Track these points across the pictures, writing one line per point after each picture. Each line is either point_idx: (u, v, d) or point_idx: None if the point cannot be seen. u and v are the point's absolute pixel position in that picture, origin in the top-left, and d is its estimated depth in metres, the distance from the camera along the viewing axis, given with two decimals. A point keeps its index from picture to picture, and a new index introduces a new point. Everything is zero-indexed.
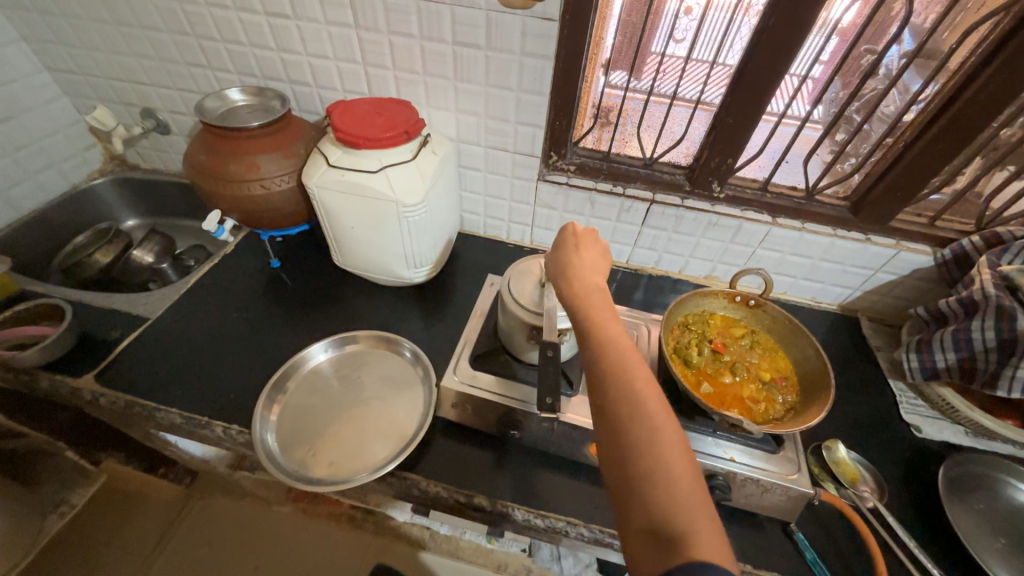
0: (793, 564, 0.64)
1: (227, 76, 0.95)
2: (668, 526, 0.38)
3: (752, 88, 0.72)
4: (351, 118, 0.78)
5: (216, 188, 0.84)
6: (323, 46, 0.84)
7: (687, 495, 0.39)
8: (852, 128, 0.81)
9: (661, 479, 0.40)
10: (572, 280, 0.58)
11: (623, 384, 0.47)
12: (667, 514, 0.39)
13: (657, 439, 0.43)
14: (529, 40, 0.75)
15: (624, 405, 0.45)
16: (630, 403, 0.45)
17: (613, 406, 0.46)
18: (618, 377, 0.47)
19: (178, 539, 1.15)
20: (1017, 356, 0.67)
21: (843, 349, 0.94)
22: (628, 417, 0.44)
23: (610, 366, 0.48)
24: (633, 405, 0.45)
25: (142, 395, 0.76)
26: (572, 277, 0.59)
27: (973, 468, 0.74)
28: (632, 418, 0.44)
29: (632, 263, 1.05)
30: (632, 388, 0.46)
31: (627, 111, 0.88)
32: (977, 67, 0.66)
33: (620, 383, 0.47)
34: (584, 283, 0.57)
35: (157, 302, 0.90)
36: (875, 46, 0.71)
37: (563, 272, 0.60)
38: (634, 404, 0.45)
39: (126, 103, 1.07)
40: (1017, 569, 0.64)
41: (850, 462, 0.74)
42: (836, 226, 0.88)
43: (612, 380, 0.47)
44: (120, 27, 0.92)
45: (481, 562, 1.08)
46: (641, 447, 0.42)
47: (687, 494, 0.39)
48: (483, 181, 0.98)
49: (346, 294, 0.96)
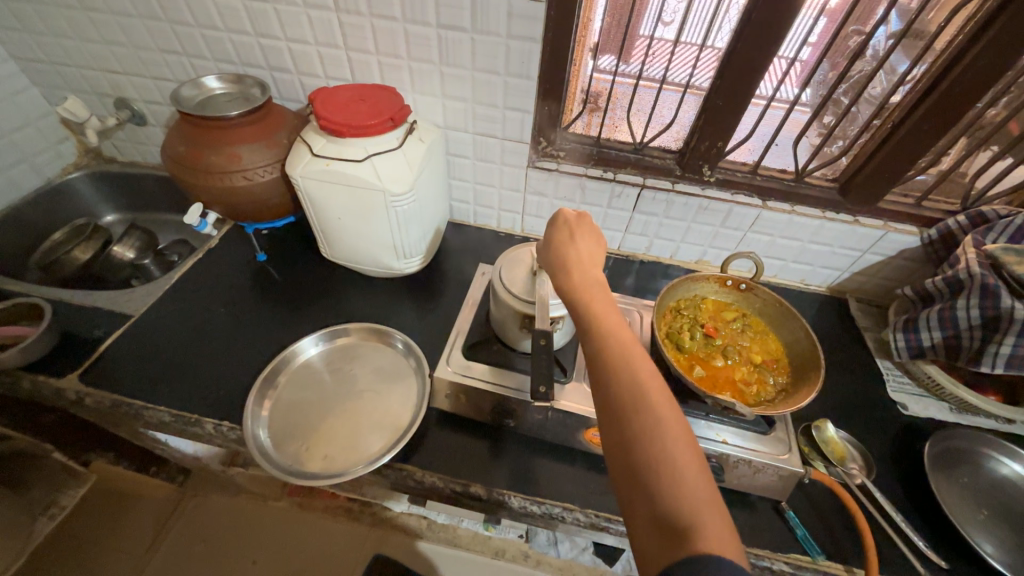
0: (785, 541, 0.65)
1: (204, 63, 0.91)
2: (674, 518, 0.39)
3: (740, 70, 0.72)
4: (334, 105, 0.75)
5: (197, 181, 0.81)
6: (303, 30, 0.81)
7: (693, 487, 0.40)
8: (840, 110, 0.81)
9: (667, 471, 0.41)
10: (570, 272, 0.58)
11: (627, 378, 0.46)
12: (673, 506, 0.39)
13: (662, 432, 0.43)
14: (516, 22, 0.73)
15: (627, 398, 0.45)
16: (634, 397, 0.45)
17: (617, 400, 0.46)
18: (622, 371, 0.47)
19: (173, 537, 1.14)
20: (1001, 333, 0.69)
21: (832, 330, 0.95)
22: (632, 409, 0.44)
23: (612, 360, 0.48)
24: (637, 398, 0.45)
25: (128, 394, 0.75)
26: (570, 268, 0.58)
27: (958, 443, 0.76)
28: (636, 411, 0.44)
29: (623, 249, 1.05)
30: (635, 381, 0.46)
31: (617, 95, 0.86)
32: (964, 47, 0.66)
33: (623, 377, 0.47)
34: (582, 275, 0.57)
35: (141, 299, 0.88)
36: (863, 26, 0.71)
37: (561, 265, 0.59)
38: (638, 397, 0.45)
39: (99, 93, 1.03)
40: (997, 538, 0.66)
41: (839, 440, 0.75)
42: (824, 208, 0.88)
43: (614, 373, 0.47)
44: (89, 13, 0.88)
45: (479, 548, 1.07)
46: (647, 441, 0.42)
47: (694, 486, 0.40)
48: (472, 169, 0.96)
49: (335, 286, 0.94)
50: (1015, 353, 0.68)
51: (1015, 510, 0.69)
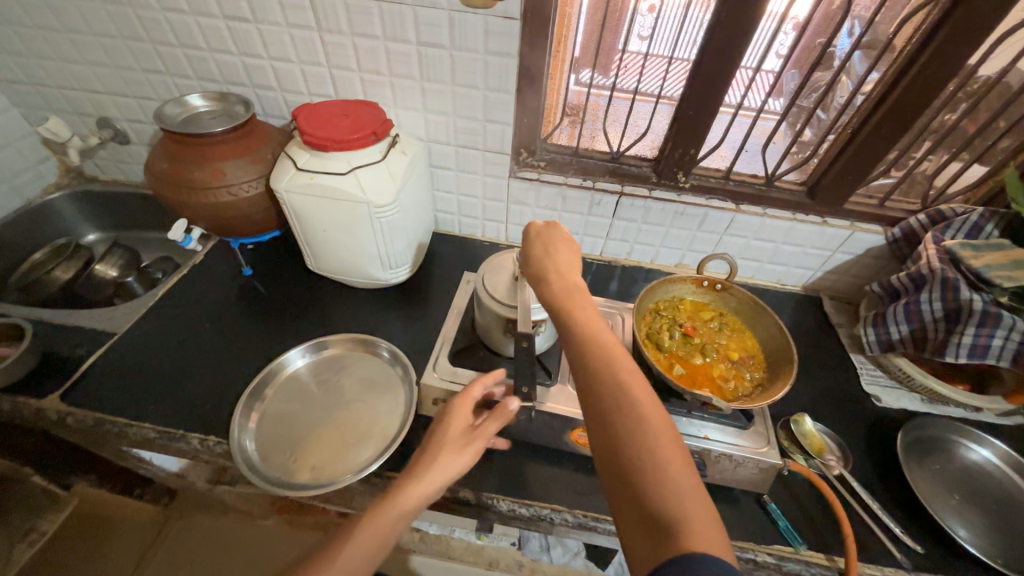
0: (769, 533, 0.67)
1: (187, 82, 0.93)
2: (661, 516, 0.40)
3: (708, 80, 0.75)
4: (318, 120, 0.77)
5: (181, 197, 0.82)
6: (285, 49, 0.83)
7: (678, 483, 0.41)
8: (804, 117, 0.85)
9: (653, 471, 0.42)
10: (550, 281, 0.59)
11: (610, 382, 0.48)
12: (659, 504, 0.41)
13: (646, 433, 0.44)
14: (492, 39, 0.76)
15: (611, 402, 0.47)
16: (617, 401, 0.47)
17: (601, 405, 0.47)
18: (604, 375, 0.49)
19: (156, 559, 1.12)
20: (962, 323, 0.72)
21: (808, 328, 0.99)
22: (617, 412, 0.46)
23: (595, 365, 0.50)
24: (620, 402, 0.46)
25: (112, 412, 0.74)
26: (550, 278, 0.60)
27: (930, 431, 0.79)
28: (620, 414, 0.46)
29: (605, 255, 1.07)
30: (618, 385, 0.48)
31: (593, 107, 0.90)
32: (913, 55, 0.70)
33: (605, 381, 0.48)
34: (562, 283, 0.59)
35: (124, 317, 0.88)
36: (825, 37, 0.75)
37: (540, 275, 0.61)
38: (621, 400, 0.47)
39: (80, 113, 1.04)
40: (969, 521, 0.69)
41: (817, 433, 0.78)
42: (795, 211, 0.92)
43: (597, 377, 0.49)
44: (71, 35, 0.89)
45: (473, 560, 1.04)
46: (631, 442, 0.44)
47: (679, 483, 0.42)
48: (455, 180, 0.98)
49: (321, 298, 0.95)
50: (976, 342, 0.72)
51: (983, 494, 0.72)
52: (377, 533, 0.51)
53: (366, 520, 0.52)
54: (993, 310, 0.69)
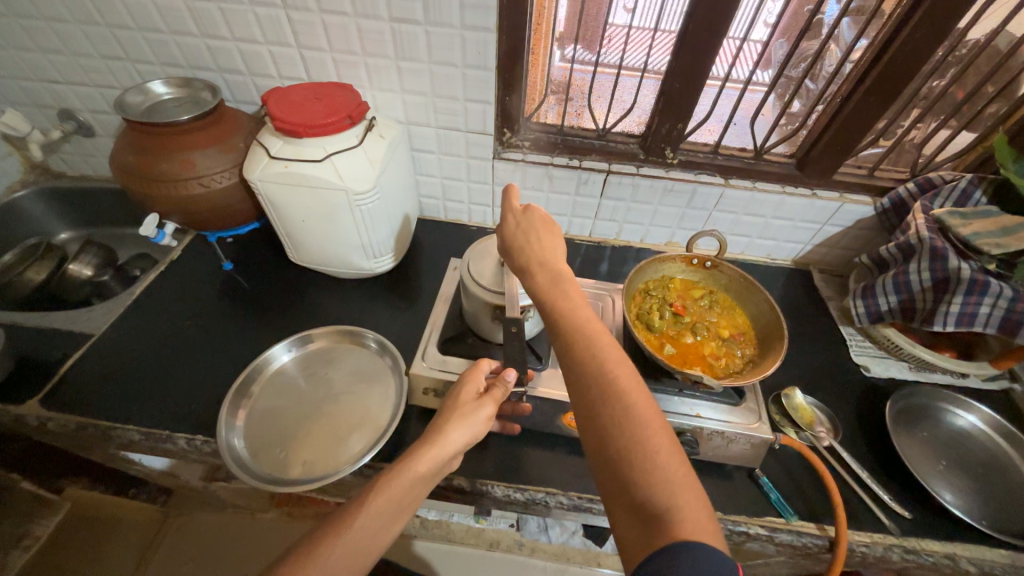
0: (761, 505, 0.68)
1: (150, 68, 0.88)
2: (650, 504, 0.40)
3: (693, 50, 0.73)
4: (289, 105, 0.73)
5: (150, 190, 0.78)
6: (251, 29, 0.79)
7: (668, 472, 0.41)
8: (794, 85, 0.83)
9: (642, 460, 0.42)
10: (534, 273, 0.57)
11: (596, 372, 0.47)
12: (649, 493, 0.40)
13: (634, 422, 0.44)
14: (469, 13, 0.72)
15: (597, 392, 0.46)
16: (603, 391, 0.46)
17: (588, 395, 0.47)
18: (590, 365, 0.48)
19: (160, 556, 1.13)
20: (951, 291, 0.72)
21: (798, 302, 0.99)
22: (604, 402, 0.45)
23: (580, 355, 0.49)
24: (607, 392, 0.46)
25: (94, 415, 0.72)
26: (534, 267, 0.58)
27: (917, 399, 0.80)
28: (608, 404, 0.45)
29: (594, 236, 1.06)
30: (604, 374, 0.47)
31: (576, 84, 0.87)
32: (903, 16, 0.68)
33: (592, 371, 0.47)
34: (547, 275, 0.57)
35: (102, 317, 0.85)
36: (814, 3, 0.72)
37: (525, 266, 0.58)
38: (611, 390, 0.46)
39: (40, 105, 0.98)
40: (955, 485, 0.71)
41: (807, 406, 0.79)
42: (785, 184, 0.90)
43: (585, 369, 0.48)
44: (19, 20, 0.83)
45: (473, 542, 1.05)
46: (619, 433, 0.43)
47: (668, 472, 0.41)
48: (438, 163, 0.95)
49: (306, 291, 0.93)
50: (964, 310, 0.72)
51: (969, 459, 0.74)
52: (387, 507, 0.48)
53: (377, 492, 0.49)
54: (981, 278, 0.69)
